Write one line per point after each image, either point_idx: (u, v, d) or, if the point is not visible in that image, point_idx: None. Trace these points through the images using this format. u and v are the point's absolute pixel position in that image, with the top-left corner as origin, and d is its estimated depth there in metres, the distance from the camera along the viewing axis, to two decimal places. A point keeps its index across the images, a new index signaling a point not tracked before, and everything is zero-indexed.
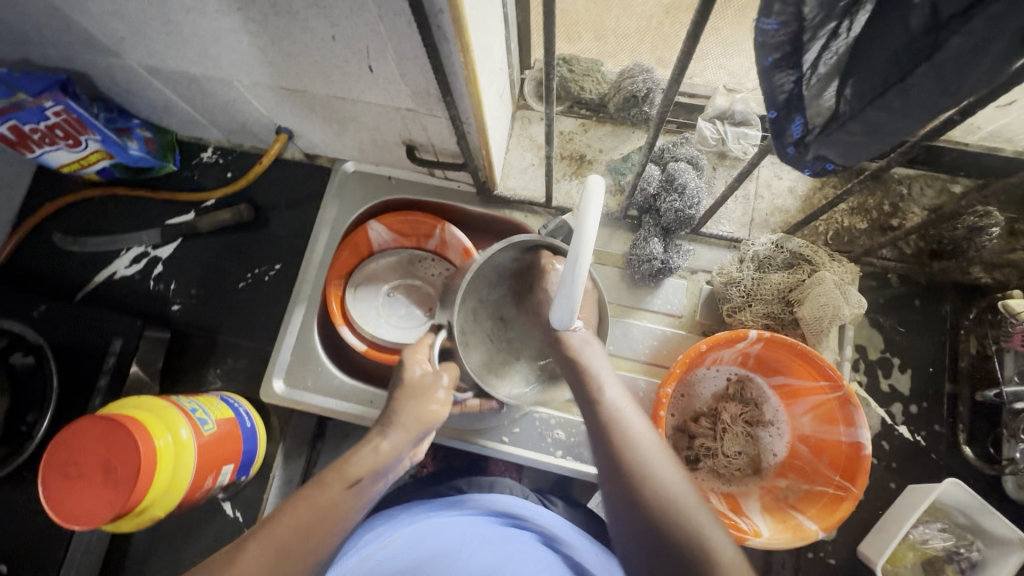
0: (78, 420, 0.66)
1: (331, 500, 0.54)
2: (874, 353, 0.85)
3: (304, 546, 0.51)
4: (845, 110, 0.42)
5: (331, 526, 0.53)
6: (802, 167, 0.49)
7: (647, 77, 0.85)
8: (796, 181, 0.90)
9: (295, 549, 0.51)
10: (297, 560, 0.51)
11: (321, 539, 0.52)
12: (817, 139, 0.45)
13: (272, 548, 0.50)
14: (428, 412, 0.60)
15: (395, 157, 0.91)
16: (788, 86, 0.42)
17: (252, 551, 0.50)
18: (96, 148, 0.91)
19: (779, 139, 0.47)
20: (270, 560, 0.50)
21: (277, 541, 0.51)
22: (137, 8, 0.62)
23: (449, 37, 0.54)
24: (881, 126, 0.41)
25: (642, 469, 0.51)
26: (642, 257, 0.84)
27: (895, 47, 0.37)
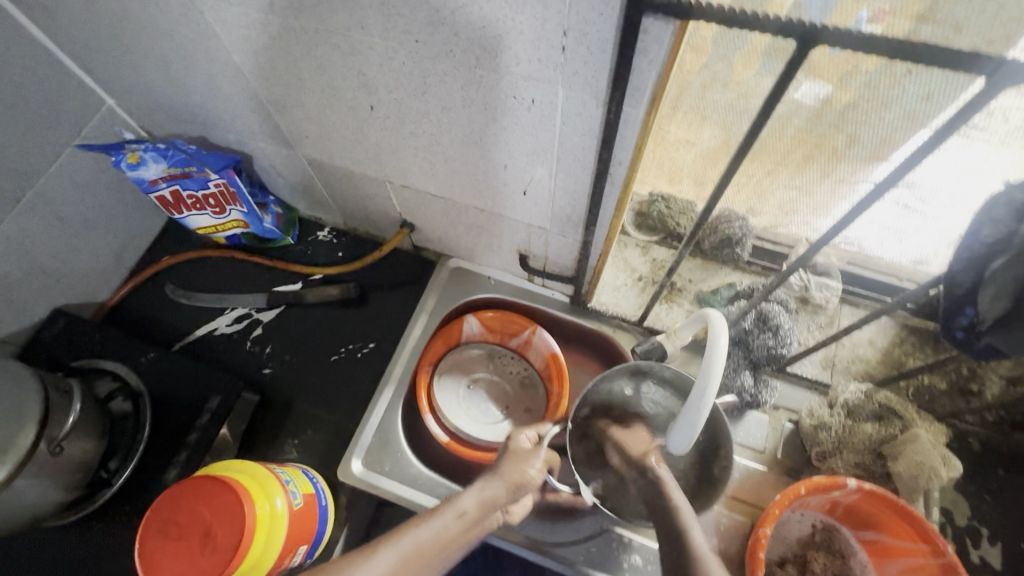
0: (192, 477, 0.68)
1: (445, 528, 0.61)
2: (961, 519, 0.84)
3: (420, 560, 0.58)
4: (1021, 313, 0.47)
5: (438, 553, 0.60)
6: (974, 353, 0.54)
7: (742, 224, 0.96)
8: (875, 333, 0.95)
9: (415, 556, 0.58)
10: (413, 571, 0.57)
11: (431, 559, 0.59)
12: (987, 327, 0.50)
13: (396, 551, 0.57)
14: (524, 473, 0.70)
15: (503, 261, 0.99)
16: (965, 282, 0.52)
17: (381, 555, 0.56)
18: (236, 218, 1.00)
19: (948, 324, 0.55)
20: (395, 561, 0.57)
21: (402, 549, 0.58)
22: (338, 118, 0.74)
23: (617, 181, 0.63)
24: None
25: None
26: (732, 388, 0.87)
27: None
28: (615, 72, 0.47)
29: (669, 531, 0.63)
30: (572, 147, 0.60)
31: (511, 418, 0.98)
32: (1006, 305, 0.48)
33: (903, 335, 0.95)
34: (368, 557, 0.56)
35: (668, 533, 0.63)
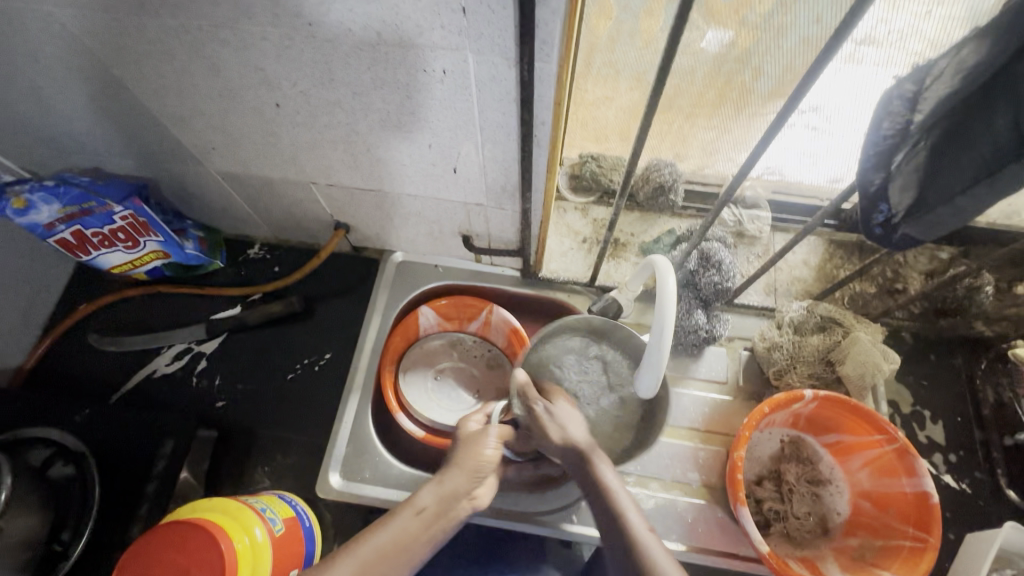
0: (157, 526, 0.64)
1: (404, 527, 0.60)
2: (906, 407, 0.92)
3: (382, 563, 0.56)
4: (930, 199, 0.49)
5: (404, 552, 0.58)
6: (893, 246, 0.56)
7: (671, 169, 0.98)
8: (808, 254, 1.01)
9: (376, 561, 0.56)
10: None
11: (397, 560, 0.57)
12: (903, 219, 0.53)
13: (355, 559, 0.56)
14: (482, 455, 0.67)
15: (447, 246, 0.97)
16: (876, 181, 0.54)
17: (339, 564, 0.55)
18: (153, 248, 0.93)
19: (867, 221, 0.56)
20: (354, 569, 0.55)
21: (362, 556, 0.56)
22: (245, 124, 0.69)
23: (544, 142, 0.62)
24: (965, 210, 0.48)
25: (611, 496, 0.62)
26: (688, 328, 0.91)
27: (983, 154, 0.45)
28: (520, 28, 0.46)
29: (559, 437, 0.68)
30: (493, 114, 0.59)
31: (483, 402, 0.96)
32: (915, 195, 0.50)
33: (831, 250, 1.01)
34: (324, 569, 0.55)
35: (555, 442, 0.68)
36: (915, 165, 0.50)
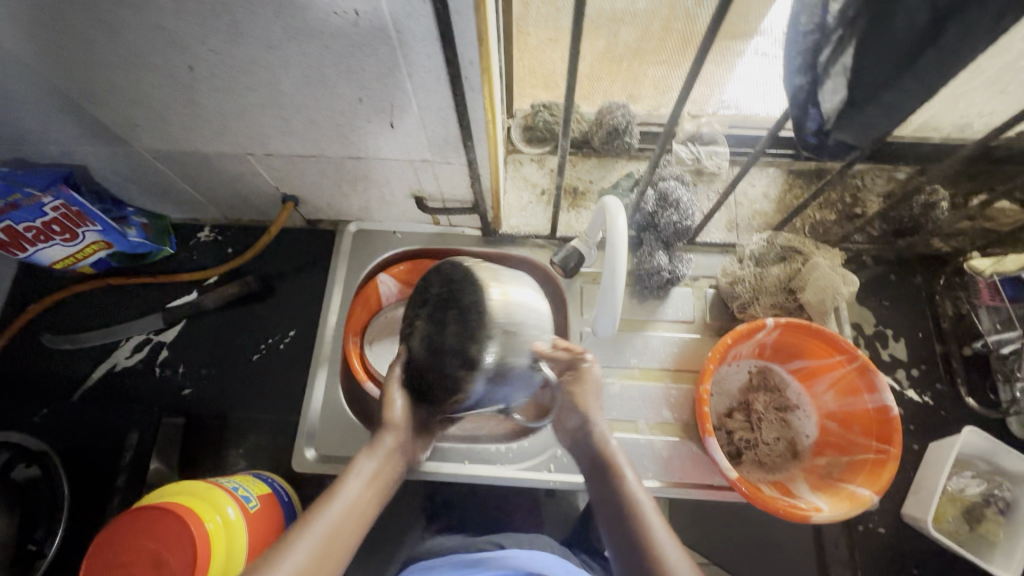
0: (124, 513, 0.63)
1: (356, 496, 0.54)
2: (869, 328, 0.93)
3: (343, 535, 0.52)
4: (858, 98, 0.49)
5: (360, 519, 0.54)
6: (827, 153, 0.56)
7: (624, 111, 0.94)
8: (767, 186, 1.00)
9: (336, 537, 0.51)
10: (338, 553, 0.51)
11: (354, 530, 0.53)
12: (835, 126, 0.52)
13: (313, 537, 0.50)
14: (422, 414, 0.63)
15: (401, 210, 0.95)
16: (803, 86, 0.52)
17: (296, 545, 0.49)
18: (94, 239, 0.89)
19: (800, 132, 0.55)
20: (316, 546, 0.50)
21: (319, 533, 0.50)
22: (163, 93, 0.65)
23: (476, 85, 0.60)
24: (894, 107, 0.47)
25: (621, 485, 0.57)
26: (649, 270, 0.90)
27: (905, 44, 0.43)
28: None
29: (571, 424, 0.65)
30: (418, 58, 0.56)
31: None
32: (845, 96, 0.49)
33: (790, 180, 1.00)
34: (282, 552, 0.48)
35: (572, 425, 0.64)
36: (842, 63, 0.48)
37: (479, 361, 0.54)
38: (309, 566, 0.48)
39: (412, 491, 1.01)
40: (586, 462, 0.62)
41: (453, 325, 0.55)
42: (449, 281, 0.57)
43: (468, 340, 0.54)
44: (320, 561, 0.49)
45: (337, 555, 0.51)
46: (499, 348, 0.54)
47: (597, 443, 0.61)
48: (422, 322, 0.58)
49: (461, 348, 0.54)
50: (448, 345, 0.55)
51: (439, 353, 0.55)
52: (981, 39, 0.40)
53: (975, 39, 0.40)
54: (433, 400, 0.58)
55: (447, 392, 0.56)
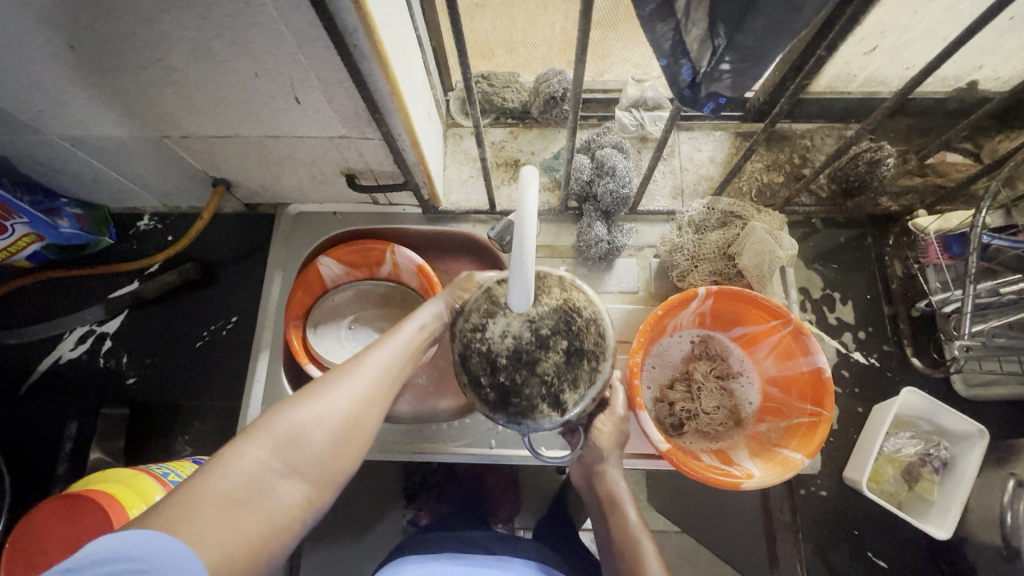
0: (44, 502, 0.63)
1: (424, 330, 0.58)
2: (816, 292, 0.92)
3: (412, 360, 0.55)
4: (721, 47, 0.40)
5: (422, 350, 0.57)
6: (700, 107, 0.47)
7: (562, 79, 0.90)
8: (714, 150, 0.97)
9: (407, 357, 0.55)
10: (406, 372, 0.54)
11: (420, 356, 0.56)
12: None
13: (391, 350, 0.54)
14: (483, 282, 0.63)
15: (337, 191, 0.93)
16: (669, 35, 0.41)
17: (374, 355, 0.52)
18: (25, 232, 0.87)
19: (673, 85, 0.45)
20: (391, 360, 0.53)
21: (394, 351, 0.54)
22: (54, 75, 0.63)
23: (368, 53, 0.57)
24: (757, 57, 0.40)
25: (626, 529, 0.63)
26: (589, 241, 0.88)
27: None
28: None
29: (583, 469, 0.71)
30: (299, 25, 0.54)
31: None
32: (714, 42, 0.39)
33: (737, 143, 0.97)
34: (362, 359, 0.52)
35: (586, 471, 0.70)
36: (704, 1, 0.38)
37: (563, 407, 0.55)
38: (384, 375, 0.52)
39: (375, 471, 1.01)
40: (595, 504, 0.68)
41: (551, 359, 0.55)
42: (570, 313, 0.56)
43: (569, 383, 0.55)
44: (393, 373, 0.53)
45: (406, 372, 0.54)
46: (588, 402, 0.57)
47: (605, 489, 0.67)
48: (518, 322, 0.55)
49: (557, 387, 0.55)
50: (537, 370, 0.54)
51: (524, 368, 0.54)
52: None
53: None
54: (488, 401, 0.56)
55: (515, 410, 0.55)
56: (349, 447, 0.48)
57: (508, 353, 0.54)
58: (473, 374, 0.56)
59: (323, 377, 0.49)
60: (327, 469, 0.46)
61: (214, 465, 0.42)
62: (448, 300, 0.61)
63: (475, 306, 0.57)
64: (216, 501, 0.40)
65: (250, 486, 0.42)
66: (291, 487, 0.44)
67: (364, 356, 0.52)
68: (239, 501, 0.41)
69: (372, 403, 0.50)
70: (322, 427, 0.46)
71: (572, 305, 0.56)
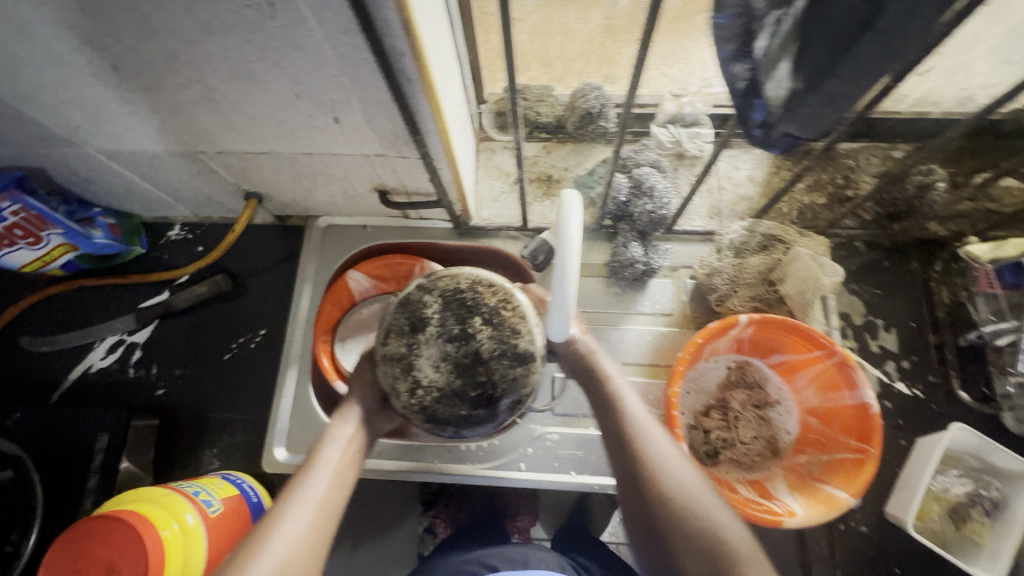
0: (77, 522, 0.63)
1: (337, 454, 0.54)
2: (858, 318, 0.89)
3: (333, 501, 0.50)
4: (800, 87, 0.40)
5: (342, 483, 0.52)
6: (771, 147, 0.48)
7: (599, 95, 0.88)
8: (753, 169, 0.94)
9: (326, 502, 0.50)
10: (328, 521, 0.49)
11: (339, 495, 0.51)
12: (780, 119, 0.44)
13: (304, 503, 0.48)
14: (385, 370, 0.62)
15: (368, 205, 0.92)
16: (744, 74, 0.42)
17: (282, 515, 0.47)
18: (59, 242, 0.88)
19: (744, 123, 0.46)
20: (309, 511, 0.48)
21: (310, 498, 0.49)
22: (94, 92, 0.62)
23: (413, 77, 0.56)
24: (840, 95, 0.39)
25: (615, 396, 0.58)
26: (624, 262, 0.86)
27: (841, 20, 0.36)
28: None
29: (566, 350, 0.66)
30: (345, 49, 0.52)
31: None
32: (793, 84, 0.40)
33: (778, 162, 0.95)
34: (270, 519, 0.47)
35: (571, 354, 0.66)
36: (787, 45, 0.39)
37: (529, 354, 0.57)
38: (304, 529, 0.47)
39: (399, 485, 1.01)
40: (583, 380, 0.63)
41: (482, 333, 0.57)
42: (455, 294, 0.58)
43: (512, 334, 0.57)
44: (314, 527, 0.47)
45: (329, 521, 0.49)
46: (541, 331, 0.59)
47: (591, 364, 0.63)
48: (434, 348, 0.57)
49: (506, 343, 0.56)
50: (483, 356, 0.56)
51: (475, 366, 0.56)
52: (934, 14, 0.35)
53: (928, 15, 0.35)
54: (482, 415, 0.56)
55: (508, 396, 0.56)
56: None
57: (455, 371, 0.55)
58: (450, 418, 0.56)
59: (218, 570, 0.43)
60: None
61: None
62: (354, 418, 0.58)
63: (394, 379, 0.56)
64: None
65: None
66: None
67: (270, 523, 0.47)
68: None
69: (291, 575, 0.44)
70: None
71: (455, 284, 0.59)
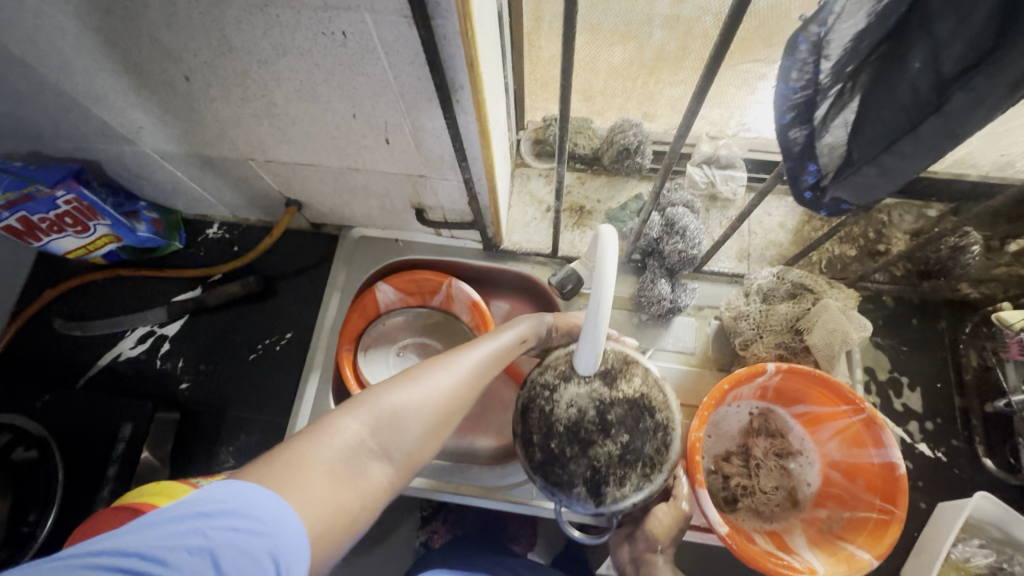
0: (100, 514, 0.65)
1: (505, 347, 0.57)
2: (883, 374, 0.88)
3: (487, 376, 0.55)
4: (856, 157, 0.46)
5: (498, 367, 0.57)
6: (820, 208, 0.54)
7: (637, 131, 0.90)
8: (785, 216, 0.95)
9: (485, 371, 0.54)
10: (479, 387, 0.54)
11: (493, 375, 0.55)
12: (834, 182, 0.49)
13: (473, 364, 0.53)
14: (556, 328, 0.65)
15: (403, 220, 0.94)
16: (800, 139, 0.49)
17: (456, 364, 0.52)
18: (104, 233, 0.91)
19: (796, 184, 0.53)
20: (471, 372, 0.53)
21: (476, 362, 0.54)
22: (161, 98, 0.65)
23: (468, 109, 0.58)
24: (893, 168, 0.44)
25: None
26: (651, 298, 0.87)
27: (903, 103, 0.40)
28: None
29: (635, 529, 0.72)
30: (407, 79, 0.54)
31: None
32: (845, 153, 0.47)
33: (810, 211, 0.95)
34: (446, 365, 0.52)
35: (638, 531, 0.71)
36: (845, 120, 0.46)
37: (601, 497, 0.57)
38: (461, 386, 0.51)
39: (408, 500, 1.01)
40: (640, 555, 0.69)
41: (606, 447, 0.57)
42: (640, 409, 0.59)
43: (614, 479, 0.57)
44: (470, 386, 0.52)
45: (480, 387, 0.54)
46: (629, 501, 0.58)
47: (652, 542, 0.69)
48: (587, 399, 0.58)
49: (603, 475, 0.57)
50: (590, 452, 0.57)
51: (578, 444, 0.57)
52: (992, 104, 0.37)
53: (985, 105, 0.37)
54: (533, 460, 0.60)
55: (556, 481, 0.58)
56: (428, 438, 0.48)
57: (568, 422, 0.58)
58: (528, 429, 0.60)
59: (405, 377, 0.49)
60: (418, 456, 0.48)
61: (318, 431, 0.43)
62: (530, 330, 0.62)
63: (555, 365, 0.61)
64: (324, 465, 0.41)
65: (351, 456, 0.43)
66: (397, 448, 0.46)
67: (447, 360, 0.52)
68: (342, 472, 0.42)
69: (440, 416, 0.49)
70: (418, 413, 0.48)
71: (649, 404, 0.60)
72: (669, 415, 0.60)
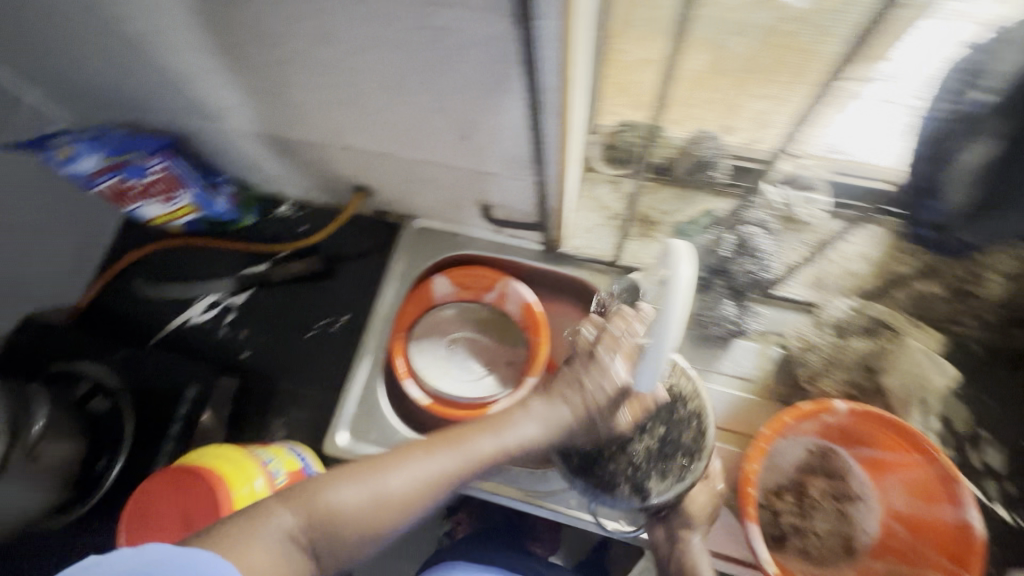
0: (166, 472, 0.69)
1: (486, 447, 0.57)
2: (961, 425, 0.82)
3: (455, 478, 0.56)
4: None
5: (476, 468, 0.57)
6: None
7: (714, 144, 0.88)
8: (867, 247, 0.91)
9: (456, 472, 0.56)
10: (445, 489, 0.56)
11: (464, 477, 0.56)
12: None
13: (438, 465, 0.56)
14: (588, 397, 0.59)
15: (466, 215, 0.94)
16: None
17: (422, 462, 0.56)
18: (186, 203, 0.96)
19: None
20: (431, 476, 0.55)
21: (447, 462, 0.56)
22: (256, 81, 0.68)
23: (554, 112, 0.57)
24: None
25: None
26: (712, 319, 0.85)
27: None
28: None
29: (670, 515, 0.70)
30: (499, 78, 0.54)
31: (495, 375, 0.94)
32: None
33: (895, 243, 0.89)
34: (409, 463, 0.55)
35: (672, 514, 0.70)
36: None
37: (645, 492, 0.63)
38: (419, 487, 0.54)
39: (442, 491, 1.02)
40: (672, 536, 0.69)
41: (642, 442, 0.64)
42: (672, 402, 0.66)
43: (656, 472, 0.64)
44: (431, 486, 0.55)
45: (446, 488, 0.56)
46: (674, 493, 0.63)
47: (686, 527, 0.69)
48: None
49: (643, 471, 0.64)
50: (627, 449, 0.64)
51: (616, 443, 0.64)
52: None
53: None
54: (573, 466, 0.65)
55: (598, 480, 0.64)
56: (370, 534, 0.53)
57: None
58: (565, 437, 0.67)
59: (366, 468, 0.54)
60: (357, 547, 0.53)
61: (259, 515, 0.50)
62: (536, 425, 0.59)
63: None
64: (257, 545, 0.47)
65: (281, 547, 0.48)
66: (335, 538, 0.52)
67: (412, 458, 0.56)
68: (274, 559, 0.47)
69: (389, 514, 0.53)
70: (355, 514, 0.53)
71: (681, 397, 0.66)
72: (701, 404, 0.66)
